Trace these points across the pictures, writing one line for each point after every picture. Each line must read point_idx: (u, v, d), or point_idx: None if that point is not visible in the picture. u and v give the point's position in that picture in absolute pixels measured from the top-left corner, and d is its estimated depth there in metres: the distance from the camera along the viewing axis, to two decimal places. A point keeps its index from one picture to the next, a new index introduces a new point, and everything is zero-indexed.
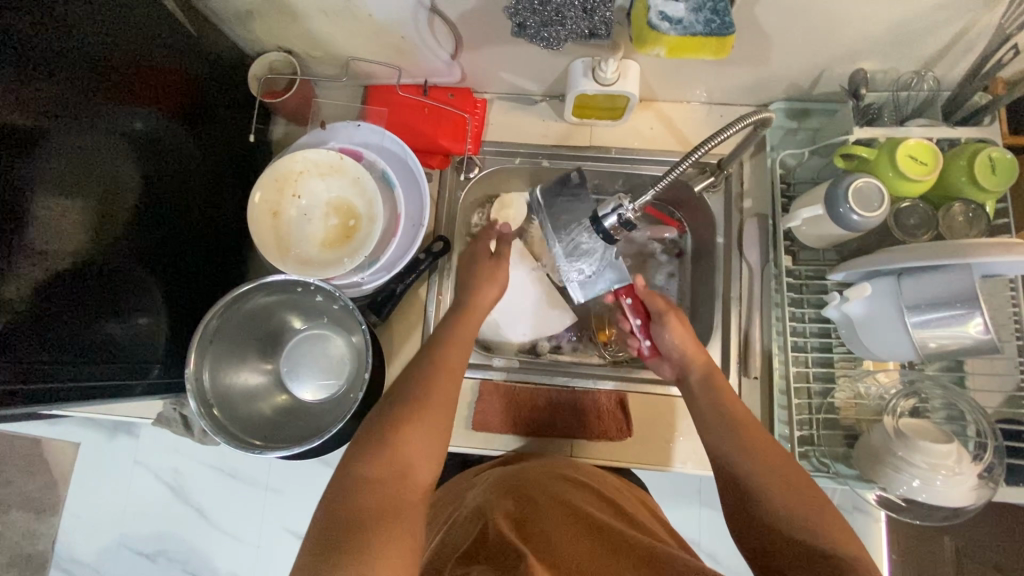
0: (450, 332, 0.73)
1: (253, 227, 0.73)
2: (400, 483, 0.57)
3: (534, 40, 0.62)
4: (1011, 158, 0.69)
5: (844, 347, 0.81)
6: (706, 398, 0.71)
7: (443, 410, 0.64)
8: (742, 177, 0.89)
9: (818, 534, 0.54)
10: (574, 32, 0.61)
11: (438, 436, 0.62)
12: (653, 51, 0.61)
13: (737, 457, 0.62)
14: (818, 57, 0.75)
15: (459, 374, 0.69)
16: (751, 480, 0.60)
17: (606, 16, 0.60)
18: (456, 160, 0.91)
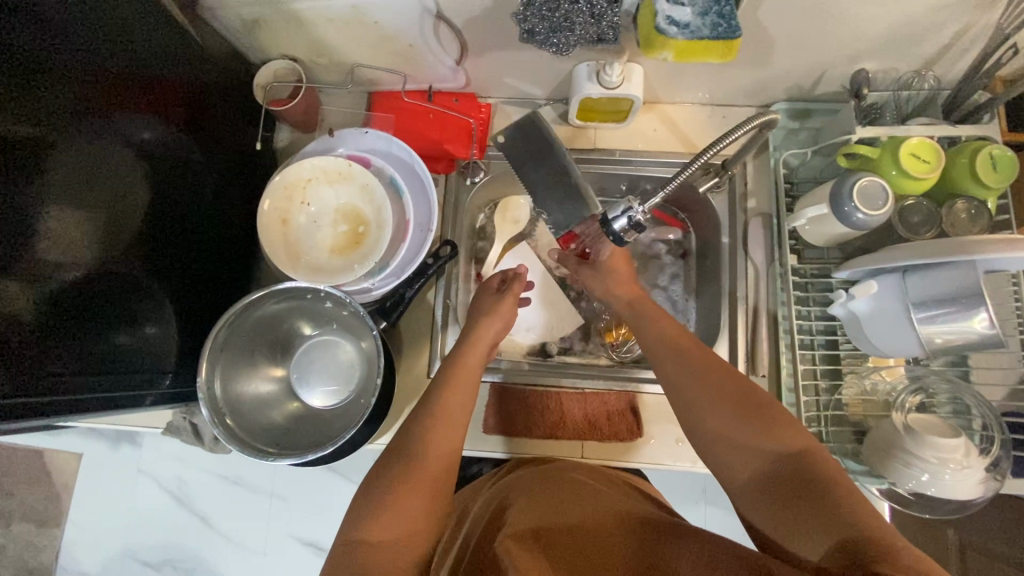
0: (454, 373, 0.72)
1: (263, 236, 0.73)
2: (401, 543, 0.57)
3: (544, 46, 0.63)
4: (1012, 156, 0.70)
5: (851, 344, 0.81)
6: (648, 326, 0.72)
7: (445, 459, 0.64)
8: (746, 177, 0.90)
9: (770, 433, 0.56)
10: (583, 37, 0.62)
11: (437, 494, 0.62)
12: (661, 55, 0.62)
13: (684, 378, 0.63)
14: (820, 57, 0.76)
15: (462, 416, 0.68)
16: (698, 398, 0.61)
17: (614, 20, 0.61)
18: (461, 165, 0.92)
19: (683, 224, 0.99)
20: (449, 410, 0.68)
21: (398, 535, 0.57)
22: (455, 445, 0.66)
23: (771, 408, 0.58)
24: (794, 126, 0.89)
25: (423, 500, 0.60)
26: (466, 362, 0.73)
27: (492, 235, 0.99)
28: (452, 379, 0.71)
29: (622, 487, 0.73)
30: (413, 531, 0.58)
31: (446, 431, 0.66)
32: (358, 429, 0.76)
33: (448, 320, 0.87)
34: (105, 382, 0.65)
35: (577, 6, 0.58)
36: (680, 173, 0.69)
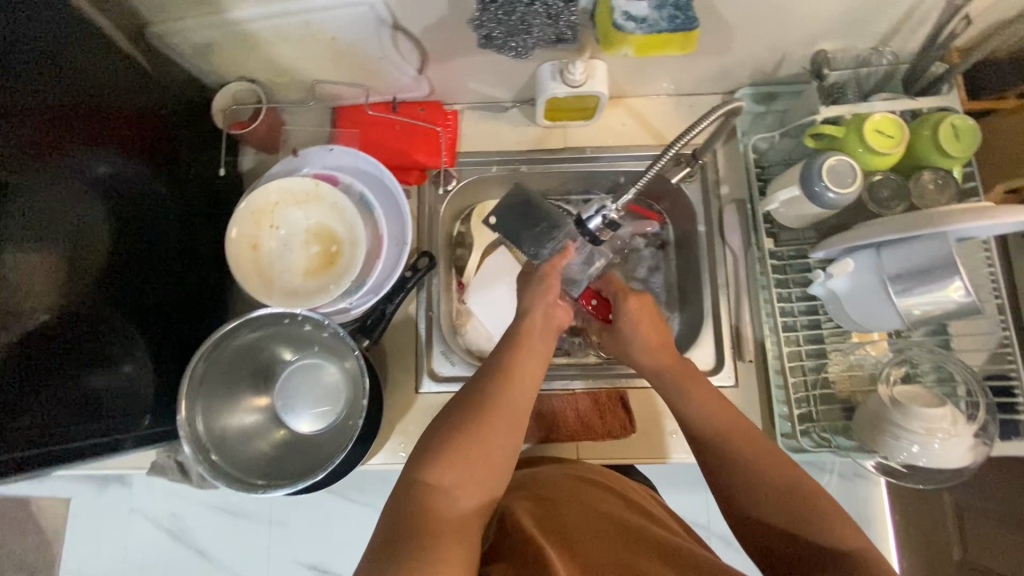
0: (520, 336, 0.67)
1: (233, 264, 0.71)
2: (461, 493, 0.55)
3: (502, 50, 0.62)
4: (973, 125, 0.71)
5: (833, 322, 0.82)
6: (685, 400, 0.68)
7: (511, 424, 0.60)
8: (717, 165, 0.90)
9: (826, 536, 0.55)
10: (541, 39, 0.61)
11: (501, 454, 0.58)
12: (621, 51, 0.61)
13: (734, 467, 0.62)
14: (778, 42, 0.77)
15: (532, 389, 0.63)
16: (751, 491, 0.60)
17: (571, 20, 0.60)
18: (433, 174, 0.90)
19: (660, 216, 0.99)
20: (511, 378, 0.62)
21: (456, 484, 0.55)
22: (520, 410, 0.61)
23: (826, 506, 0.56)
24: (760, 110, 0.89)
25: (483, 457, 0.57)
26: (529, 333, 0.68)
27: (470, 242, 0.98)
28: (518, 345, 0.66)
29: (643, 496, 0.74)
30: (471, 483, 0.56)
31: (512, 394, 0.61)
32: (349, 451, 0.74)
33: (432, 332, 0.86)
34: (75, 428, 0.63)
35: (532, 8, 0.57)
36: (651, 166, 0.70)
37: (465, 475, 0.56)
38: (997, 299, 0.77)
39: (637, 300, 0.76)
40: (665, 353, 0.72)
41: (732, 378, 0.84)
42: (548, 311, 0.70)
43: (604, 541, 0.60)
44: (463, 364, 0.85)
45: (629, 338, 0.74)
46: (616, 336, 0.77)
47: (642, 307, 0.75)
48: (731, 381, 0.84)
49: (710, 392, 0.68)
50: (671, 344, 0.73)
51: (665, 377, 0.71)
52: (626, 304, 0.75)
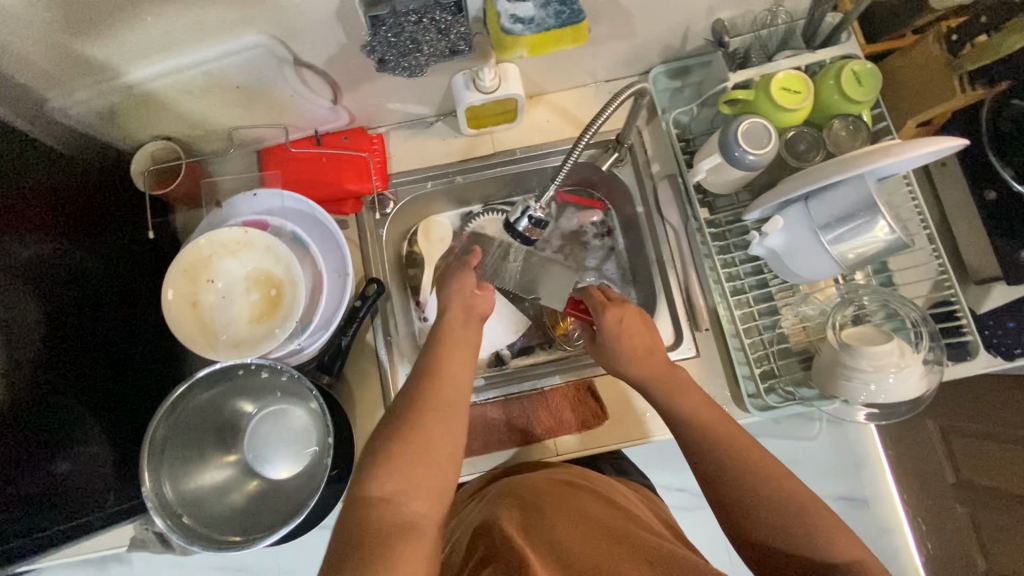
0: (442, 331, 0.69)
1: (174, 325, 0.69)
2: (409, 501, 0.56)
3: (397, 71, 0.65)
4: (872, 68, 0.73)
5: (779, 278, 0.83)
6: (674, 406, 0.69)
7: (445, 421, 0.61)
8: (645, 145, 0.92)
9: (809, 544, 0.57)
10: (435, 54, 0.64)
11: (440, 443, 0.60)
12: (516, 53, 0.63)
13: (729, 467, 0.62)
14: (676, 18, 0.79)
15: (459, 380, 0.65)
16: (747, 491, 0.60)
17: (462, 31, 0.62)
18: (368, 201, 0.90)
19: (601, 203, 1.00)
20: (440, 375, 0.64)
21: (403, 485, 0.57)
22: (455, 406, 0.63)
23: (815, 512, 0.58)
24: (677, 85, 0.90)
25: (419, 458, 0.58)
26: (450, 329, 0.70)
27: (421, 260, 0.98)
28: (442, 340, 0.68)
29: (629, 500, 0.76)
30: (420, 478, 0.57)
31: (441, 390, 0.63)
32: (325, 489, 0.74)
33: (394, 358, 0.85)
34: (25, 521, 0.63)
35: (421, 25, 0.60)
36: (569, 159, 0.71)
37: (411, 473, 0.57)
38: (926, 229, 0.79)
39: (613, 310, 0.74)
40: (644, 359, 0.72)
41: (693, 349, 0.85)
42: (466, 302, 0.72)
43: (588, 539, 0.62)
44: None
45: (613, 347, 0.73)
46: (598, 348, 0.76)
47: (625, 320, 0.74)
48: (693, 352, 0.85)
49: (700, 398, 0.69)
50: (652, 348, 0.73)
51: (656, 391, 0.70)
52: (616, 322, 0.74)
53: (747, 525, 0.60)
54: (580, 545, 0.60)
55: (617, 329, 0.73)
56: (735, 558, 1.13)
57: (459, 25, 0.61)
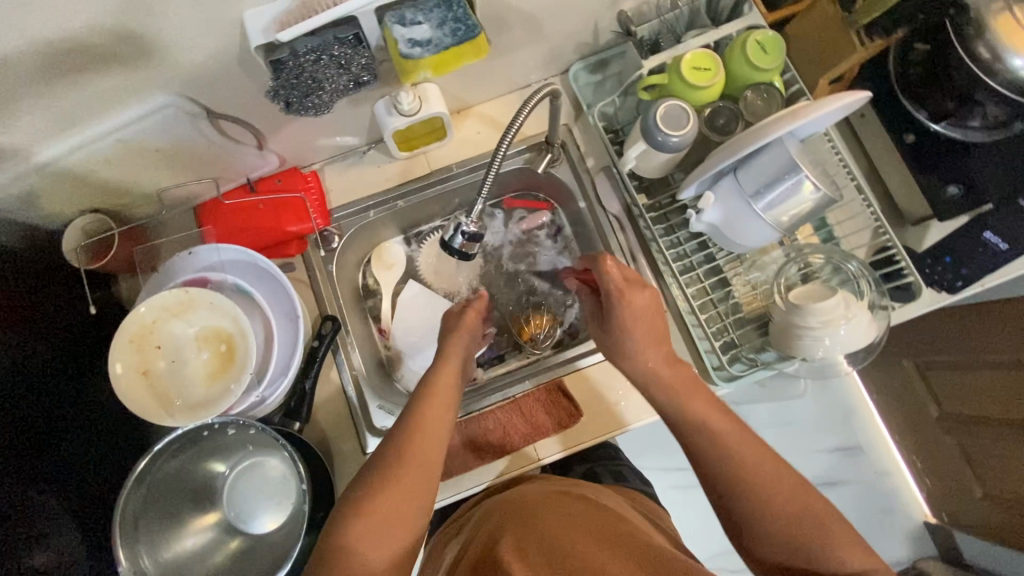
0: (432, 382, 0.69)
1: (125, 398, 0.68)
2: (374, 552, 0.56)
3: (303, 111, 0.66)
4: (774, 36, 0.75)
5: (725, 250, 0.85)
6: (675, 405, 0.67)
7: (421, 476, 0.61)
8: (577, 141, 0.93)
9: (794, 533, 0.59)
10: (338, 88, 0.65)
11: (419, 494, 0.60)
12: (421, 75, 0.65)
13: (734, 480, 0.62)
14: (582, 14, 0.80)
15: (441, 432, 0.65)
16: (754, 506, 0.60)
17: (364, 62, 0.64)
18: (312, 239, 0.89)
19: (548, 204, 1.02)
20: (419, 426, 0.64)
21: (373, 534, 0.56)
22: (434, 457, 0.63)
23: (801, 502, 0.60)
24: (598, 79, 0.92)
25: (395, 505, 0.58)
26: (436, 378, 0.69)
27: (378, 289, 0.99)
28: (429, 391, 0.67)
29: (621, 506, 0.76)
30: (390, 524, 0.57)
31: (422, 441, 0.63)
32: (309, 536, 0.72)
33: (362, 391, 0.85)
34: None
35: (321, 62, 0.61)
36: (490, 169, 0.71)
37: (378, 520, 0.57)
38: (853, 180, 0.82)
39: (627, 291, 0.69)
40: (657, 352, 0.69)
41: None
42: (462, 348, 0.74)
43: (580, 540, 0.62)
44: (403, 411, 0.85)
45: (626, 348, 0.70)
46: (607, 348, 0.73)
47: (640, 308, 0.69)
48: None
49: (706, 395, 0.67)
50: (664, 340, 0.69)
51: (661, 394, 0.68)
52: (631, 305, 0.69)
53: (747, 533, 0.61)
54: (570, 546, 0.61)
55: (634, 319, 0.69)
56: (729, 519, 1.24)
57: (359, 57, 0.63)
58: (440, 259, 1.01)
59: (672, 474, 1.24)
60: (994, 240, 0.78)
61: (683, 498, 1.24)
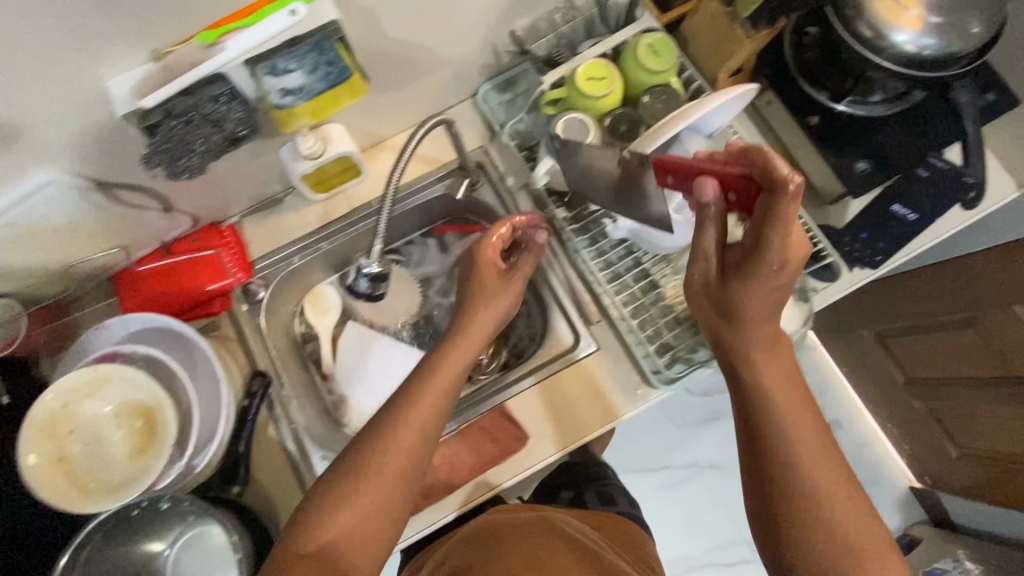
0: (439, 366, 0.69)
1: (43, 491, 0.65)
2: (347, 537, 0.59)
3: (181, 172, 0.64)
4: (664, 38, 0.76)
5: (649, 254, 0.84)
6: (748, 376, 0.63)
7: (405, 469, 0.62)
8: (496, 161, 0.92)
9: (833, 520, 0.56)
10: (213, 145, 0.63)
11: (398, 492, 0.62)
12: (300, 124, 0.67)
13: (788, 449, 0.59)
14: (475, 36, 0.80)
15: (436, 423, 0.66)
16: (799, 483, 0.58)
17: (238, 116, 0.62)
18: (236, 294, 0.87)
19: (479, 226, 0.98)
20: (414, 416, 0.65)
21: (351, 527, 0.59)
22: (421, 452, 0.64)
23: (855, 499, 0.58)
24: (508, 97, 0.90)
25: (382, 495, 0.60)
26: (442, 365, 0.69)
27: (316, 335, 0.97)
28: (427, 381, 0.68)
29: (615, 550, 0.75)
30: (365, 516, 0.59)
31: (410, 436, 0.63)
32: None
33: (303, 443, 0.83)
34: None
35: (191, 124, 0.59)
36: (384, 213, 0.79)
37: (357, 509, 0.59)
38: None
39: (798, 241, 0.57)
40: (772, 325, 0.63)
41: (592, 344, 0.85)
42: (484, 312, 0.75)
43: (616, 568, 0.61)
44: None
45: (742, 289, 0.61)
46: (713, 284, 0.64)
47: (790, 270, 0.58)
48: (592, 346, 0.85)
49: (798, 396, 0.62)
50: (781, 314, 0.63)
51: (750, 389, 0.63)
52: (783, 272, 0.59)
53: (789, 547, 0.58)
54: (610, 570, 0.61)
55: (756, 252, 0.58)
56: (709, 519, 1.36)
57: (233, 113, 0.61)
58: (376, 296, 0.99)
59: (657, 475, 1.37)
60: (903, 211, 0.82)
61: (666, 500, 1.36)
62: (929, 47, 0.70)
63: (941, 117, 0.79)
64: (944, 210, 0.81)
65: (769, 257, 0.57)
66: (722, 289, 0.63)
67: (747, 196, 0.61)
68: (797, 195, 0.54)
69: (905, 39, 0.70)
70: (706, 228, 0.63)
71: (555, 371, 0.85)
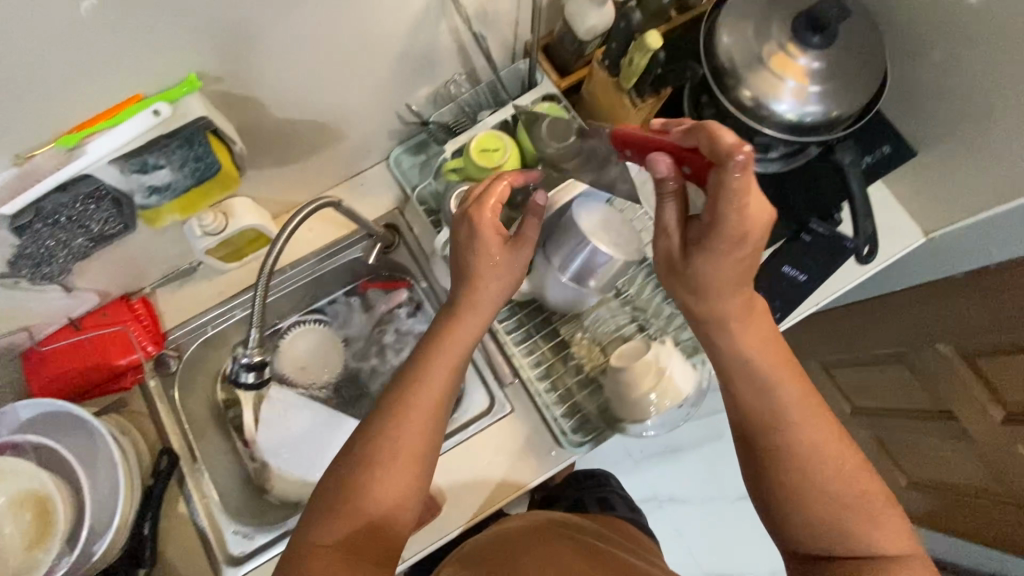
0: (440, 334, 0.64)
1: None
2: (385, 506, 0.58)
3: (42, 278, 0.67)
4: (560, 108, 0.80)
5: (559, 314, 0.84)
6: (727, 339, 0.60)
7: (425, 438, 0.61)
8: (412, 222, 0.93)
9: (818, 475, 0.57)
10: (79, 248, 0.65)
11: (422, 462, 0.60)
12: (171, 217, 0.69)
13: (773, 407, 0.59)
14: (375, 108, 0.81)
15: (444, 393, 0.63)
16: (784, 440, 0.58)
17: (103, 217, 0.63)
18: (149, 366, 0.87)
19: (405, 282, 0.97)
20: (424, 384, 0.62)
21: (384, 503, 0.58)
22: (436, 419, 0.62)
23: (846, 451, 0.58)
24: (421, 159, 0.91)
25: (409, 470, 0.59)
26: (450, 331, 0.64)
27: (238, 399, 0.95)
28: (429, 354, 0.63)
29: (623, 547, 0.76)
30: (392, 492, 0.58)
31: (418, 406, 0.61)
32: None
33: (216, 515, 0.83)
34: None
35: (53, 232, 0.61)
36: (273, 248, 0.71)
37: (384, 488, 0.58)
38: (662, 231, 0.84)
39: (758, 210, 0.50)
40: (744, 290, 0.58)
41: (506, 405, 0.84)
42: (498, 273, 0.64)
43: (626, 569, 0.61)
44: (258, 531, 0.83)
45: (704, 271, 0.55)
46: (675, 266, 0.58)
47: (755, 241, 0.52)
48: (507, 407, 0.84)
49: (780, 352, 0.60)
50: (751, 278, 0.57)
51: (729, 361, 0.60)
52: (746, 244, 0.52)
53: (778, 505, 0.58)
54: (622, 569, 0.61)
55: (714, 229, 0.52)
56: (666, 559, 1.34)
57: (99, 211, 0.62)
58: (301, 356, 0.97)
59: None
60: (794, 272, 0.81)
61: None
62: (811, 114, 0.71)
63: (831, 175, 0.82)
64: (830, 269, 0.81)
65: (726, 231, 0.51)
66: (685, 266, 0.57)
67: (699, 170, 0.53)
68: (749, 167, 0.47)
69: (786, 108, 0.70)
70: (665, 204, 0.56)
71: (470, 434, 0.83)
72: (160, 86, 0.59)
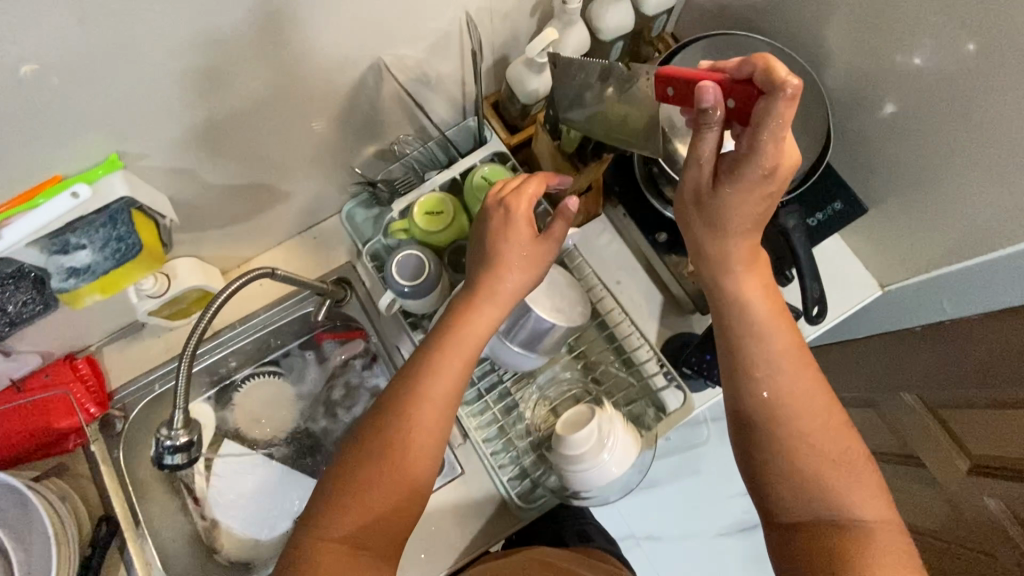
0: (456, 316, 0.64)
1: None
2: (396, 492, 0.58)
3: None
4: (501, 169, 0.78)
5: (510, 373, 0.83)
6: (720, 286, 0.60)
7: (438, 424, 0.61)
8: (365, 276, 0.91)
9: (803, 426, 0.57)
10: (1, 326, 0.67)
11: (431, 450, 0.60)
12: (92, 297, 0.69)
13: (761, 356, 0.59)
14: (319, 167, 0.80)
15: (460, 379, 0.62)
16: (770, 390, 0.58)
17: (21, 299, 0.64)
18: (93, 427, 0.85)
19: (361, 331, 0.95)
20: (438, 367, 0.61)
21: (394, 494, 0.58)
22: (449, 399, 0.61)
23: (831, 411, 0.58)
24: (375, 213, 0.87)
25: (421, 458, 0.59)
26: (472, 309, 0.64)
27: None
28: (449, 331, 0.63)
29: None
30: (398, 481, 0.58)
31: (438, 380, 0.61)
32: None
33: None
34: None
35: None
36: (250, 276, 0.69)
37: (392, 478, 0.58)
38: (603, 294, 0.83)
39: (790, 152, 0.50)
40: (753, 238, 0.58)
41: (457, 465, 0.83)
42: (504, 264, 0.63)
43: None
44: None
45: (728, 207, 0.54)
46: (699, 203, 0.56)
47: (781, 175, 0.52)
48: (457, 467, 0.83)
49: (777, 306, 0.60)
50: (762, 224, 0.57)
51: (724, 305, 0.60)
52: (770, 179, 0.52)
53: (762, 453, 0.58)
54: None
55: (749, 160, 0.50)
56: None
57: (19, 295, 0.64)
58: (255, 411, 0.96)
59: None
60: None
61: None
62: None
63: None
64: None
65: (759, 166, 0.50)
66: (712, 198, 0.55)
67: (746, 105, 0.50)
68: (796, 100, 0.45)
69: None
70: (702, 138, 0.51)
71: None
72: (79, 166, 0.58)
